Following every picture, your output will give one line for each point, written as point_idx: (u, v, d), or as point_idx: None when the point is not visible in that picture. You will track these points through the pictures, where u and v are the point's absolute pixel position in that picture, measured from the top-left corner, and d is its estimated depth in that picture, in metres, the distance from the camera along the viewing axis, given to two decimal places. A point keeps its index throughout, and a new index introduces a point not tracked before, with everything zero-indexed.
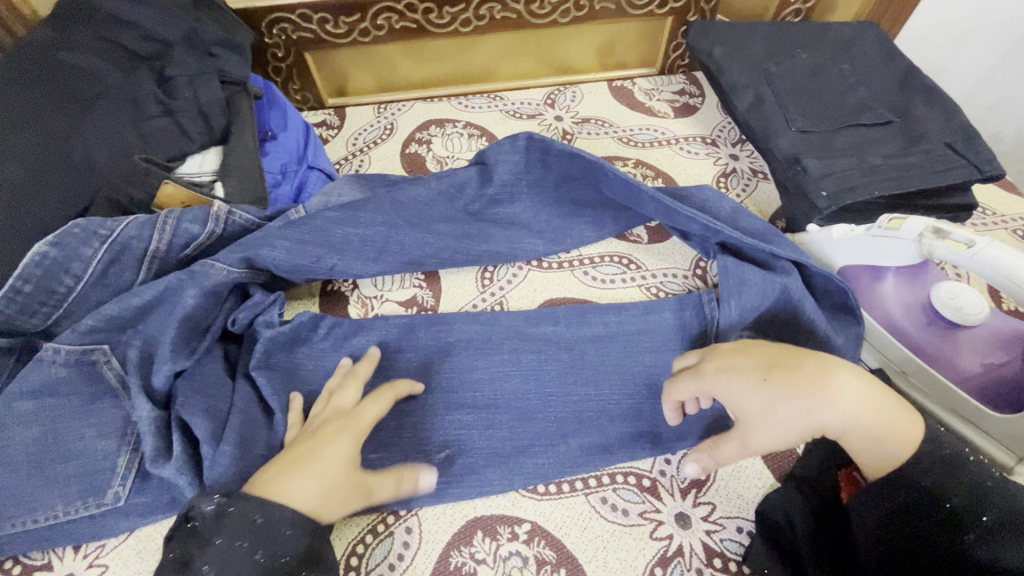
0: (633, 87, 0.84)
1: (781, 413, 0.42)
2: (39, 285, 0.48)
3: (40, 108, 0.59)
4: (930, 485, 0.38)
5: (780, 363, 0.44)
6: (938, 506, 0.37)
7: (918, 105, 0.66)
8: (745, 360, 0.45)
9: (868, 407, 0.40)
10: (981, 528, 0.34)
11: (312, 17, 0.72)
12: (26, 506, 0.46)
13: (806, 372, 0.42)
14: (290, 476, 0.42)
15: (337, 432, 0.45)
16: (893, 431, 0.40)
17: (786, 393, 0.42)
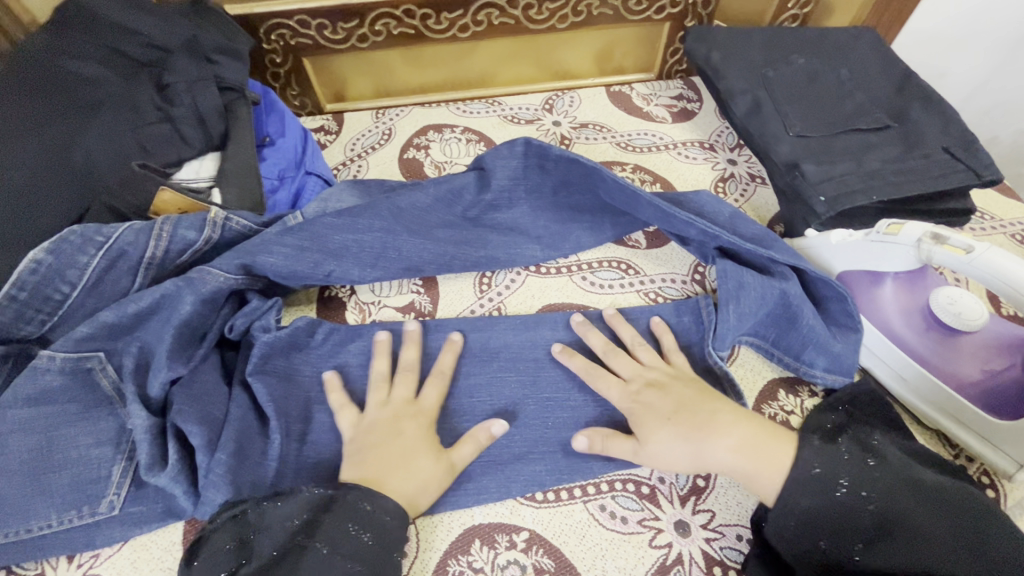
0: (631, 92, 0.84)
1: (673, 441, 0.47)
2: (34, 292, 0.48)
3: (37, 114, 0.59)
4: (833, 522, 0.42)
5: (681, 403, 0.49)
6: (837, 535, 0.42)
7: (915, 110, 0.66)
8: (653, 395, 0.51)
9: (746, 452, 0.46)
10: (878, 546, 0.40)
11: (310, 23, 0.72)
12: (18, 515, 0.45)
13: (699, 413, 0.48)
14: (394, 476, 0.46)
15: (418, 428, 0.50)
16: (761, 481, 0.45)
17: (679, 428, 0.48)
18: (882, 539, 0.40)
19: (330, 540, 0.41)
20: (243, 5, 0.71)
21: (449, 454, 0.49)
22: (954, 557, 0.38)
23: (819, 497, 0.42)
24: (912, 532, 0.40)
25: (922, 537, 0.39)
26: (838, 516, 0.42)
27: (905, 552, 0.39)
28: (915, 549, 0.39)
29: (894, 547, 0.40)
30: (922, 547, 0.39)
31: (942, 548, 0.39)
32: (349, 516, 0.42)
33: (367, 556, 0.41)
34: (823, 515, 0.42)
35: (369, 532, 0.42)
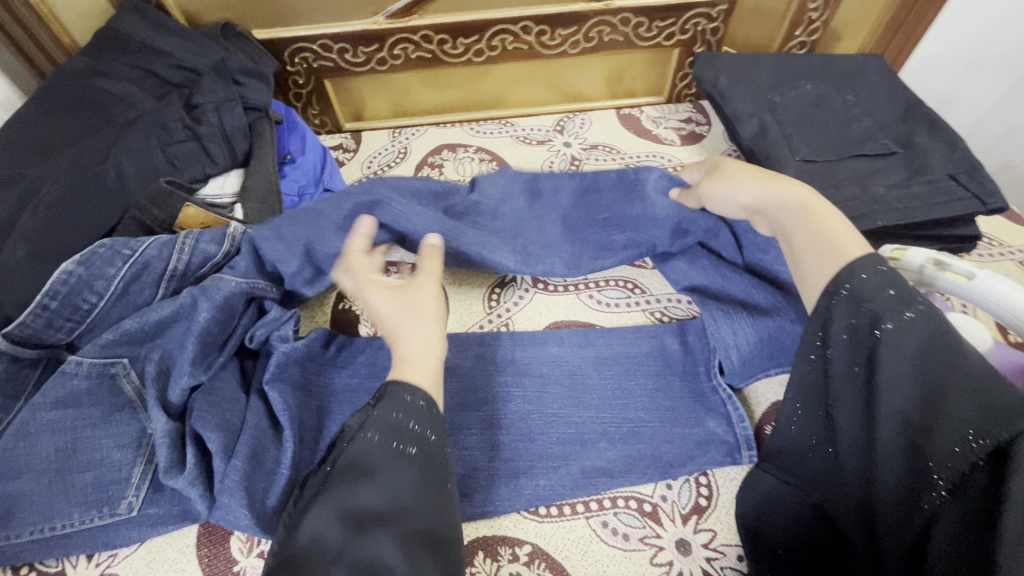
0: (641, 114, 0.85)
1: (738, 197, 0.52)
2: (64, 302, 0.50)
3: (78, 133, 0.63)
4: (860, 320, 0.37)
5: (763, 174, 0.51)
6: (867, 318, 0.36)
7: (921, 136, 0.67)
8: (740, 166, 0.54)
9: (794, 207, 0.46)
10: (900, 335, 0.35)
11: (332, 47, 0.76)
12: (43, 514, 0.48)
13: (782, 179, 0.49)
14: (403, 343, 0.46)
15: (387, 292, 0.49)
16: (803, 232, 0.44)
17: (751, 185, 0.51)
18: (897, 350, 0.35)
19: (379, 428, 0.40)
20: (269, 31, 0.75)
21: (428, 284, 0.50)
22: (970, 389, 0.32)
23: (851, 299, 0.37)
24: (938, 355, 0.33)
25: (944, 364, 0.33)
26: (869, 322, 0.36)
27: (917, 371, 0.34)
28: (927, 374, 0.33)
29: (920, 346, 0.34)
30: (942, 369, 0.33)
31: (955, 377, 0.32)
32: (395, 406, 0.41)
33: (421, 439, 0.41)
34: (853, 315, 0.37)
35: (419, 423, 0.42)
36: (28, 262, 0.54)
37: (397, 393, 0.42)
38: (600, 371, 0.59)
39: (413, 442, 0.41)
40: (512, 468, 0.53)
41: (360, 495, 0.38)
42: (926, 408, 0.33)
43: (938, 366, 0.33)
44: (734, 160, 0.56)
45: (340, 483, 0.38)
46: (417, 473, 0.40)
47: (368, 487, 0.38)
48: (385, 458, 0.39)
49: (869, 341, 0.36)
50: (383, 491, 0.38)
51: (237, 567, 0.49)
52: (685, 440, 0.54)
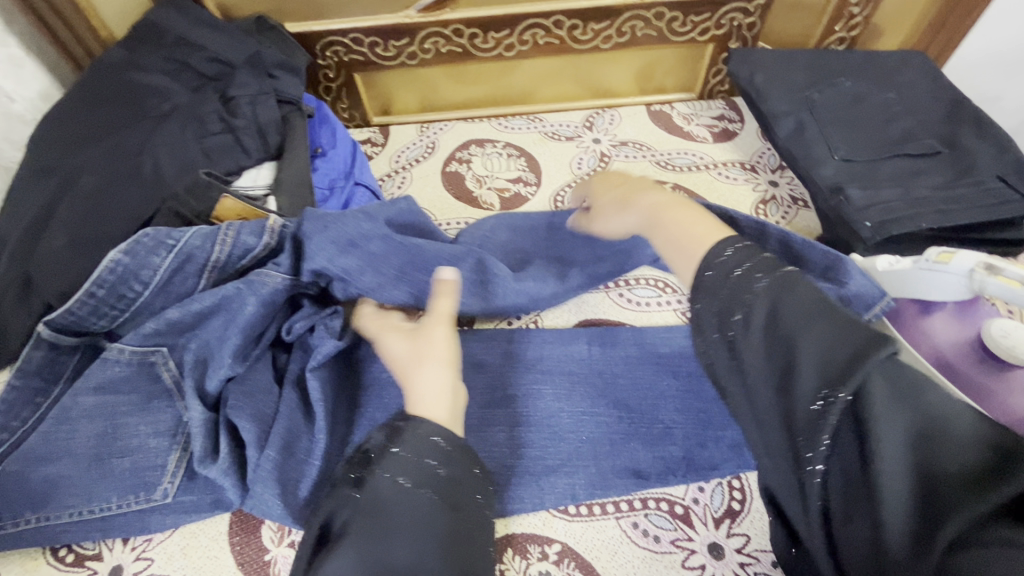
0: (672, 111, 0.84)
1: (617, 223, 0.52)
2: (110, 290, 0.50)
3: (115, 124, 0.64)
4: (713, 307, 0.36)
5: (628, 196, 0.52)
6: (720, 302, 0.36)
7: (966, 136, 0.65)
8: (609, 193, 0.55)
9: (647, 220, 0.47)
10: (748, 312, 0.34)
11: (363, 41, 0.76)
12: (83, 497, 0.49)
13: (638, 185, 0.52)
14: (412, 387, 0.47)
15: (407, 335, 0.52)
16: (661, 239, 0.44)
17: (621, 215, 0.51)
18: (750, 327, 0.34)
19: (403, 470, 0.39)
20: (302, 25, 0.75)
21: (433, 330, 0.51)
22: (817, 349, 0.31)
23: (707, 291, 0.37)
24: (783, 324, 0.32)
25: (785, 335, 0.32)
26: (727, 308, 0.35)
27: (771, 344, 0.33)
28: (775, 346, 0.32)
29: (764, 321, 0.33)
30: (791, 337, 0.32)
31: (799, 346, 0.31)
32: (414, 449, 0.40)
33: (444, 483, 0.40)
34: (713, 304, 0.36)
35: (444, 468, 0.40)
36: (69, 251, 0.55)
37: (414, 430, 0.42)
38: (630, 371, 0.58)
39: (439, 488, 0.39)
40: (541, 468, 0.52)
41: (388, 552, 0.36)
42: (783, 385, 0.32)
43: (785, 340, 0.32)
44: (604, 187, 0.58)
45: (366, 537, 0.36)
46: (446, 523, 0.38)
47: (396, 543, 0.36)
48: (410, 508, 0.38)
49: (727, 326, 0.35)
50: (412, 549, 0.36)
51: (269, 555, 0.50)
52: (718, 443, 0.53)
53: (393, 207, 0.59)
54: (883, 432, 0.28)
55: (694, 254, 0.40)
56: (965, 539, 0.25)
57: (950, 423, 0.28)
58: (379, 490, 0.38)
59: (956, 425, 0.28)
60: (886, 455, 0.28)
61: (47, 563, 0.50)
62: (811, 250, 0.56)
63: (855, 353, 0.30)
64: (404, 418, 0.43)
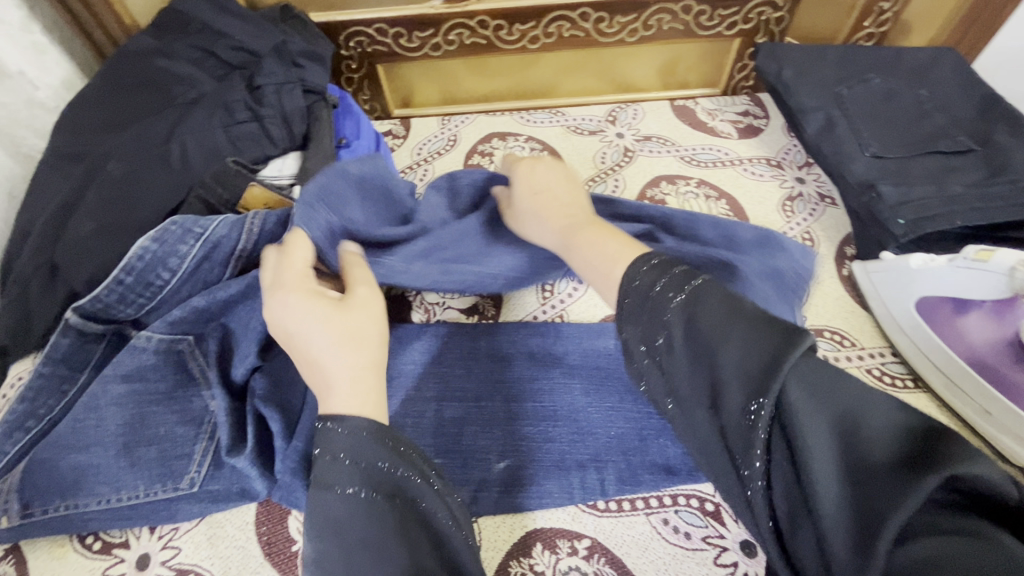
0: (696, 106, 0.83)
1: (533, 218, 0.53)
2: (138, 278, 0.50)
3: (141, 113, 0.63)
4: (638, 329, 0.36)
5: (556, 195, 0.53)
6: (642, 326, 0.36)
7: (1001, 134, 0.64)
8: (536, 181, 0.55)
9: (566, 223, 0.50)
10: (669, 332, 0.34)
11: (387, 31, 0.75)
12: (112, 485, 0.49)
13: (563, 206, 0.52)
14: (330, 368, 0.41)
15: (318, 302, 0.43)
16: (578, 255, 0.47)
17: (541, 212, 0.53)
18: (674, 344, 0.34)
19: (355, 478, 0.36)
20: (328, 14, 0.74)
21: (358, 306, 0.44)
22: (737, 358, 0.30)
23: (632, 313, 0.37)
24: (704, 337, 0.32)
25: (704, 348, 0.32)
26: (652, 329, 0.35)
27: (695, 356, 0.33)
28: (699, 360, 0.32)
29: (683, 337, 0.33)
30: (713, 350, 0.32)
31: (718, 357, 0.31)
32: (353, 452, 0.37)
33: (394, 486, 0.37)
34: (637, 326, 0.36)
35: (394, 462, 0.38)
36: (97, 238, 0.55)
37: (345, 432, 0.38)
38: None
39: (389, 489, 0.36)
40: (571, 464, 0.52)
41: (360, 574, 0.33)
42: (713, 397, 0.31)
43: (705, 352, 0.32)
44: (528, 169, 0.56)
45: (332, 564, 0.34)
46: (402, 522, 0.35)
47: (358, 565, 0.33)
48: (367, 518, 0.35)
49: (655, 347, 0.35)
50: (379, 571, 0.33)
51: (295, 546, 0.50)
52: None
53: (360, 159, 0.55)
54: (808, 432, 0.27)
55: (613, 273, 0.42)
56: (906, 534, 0.24)
57: (877, 415, 0.27)
58: (336, 500, 0.36)
59: (881, 415, 0.27)
60: (817, 457, 0.27)
61: (74, 550, 0.50)
62: (742, 228, 0.61)
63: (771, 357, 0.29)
64: (330, 418, 0.39)
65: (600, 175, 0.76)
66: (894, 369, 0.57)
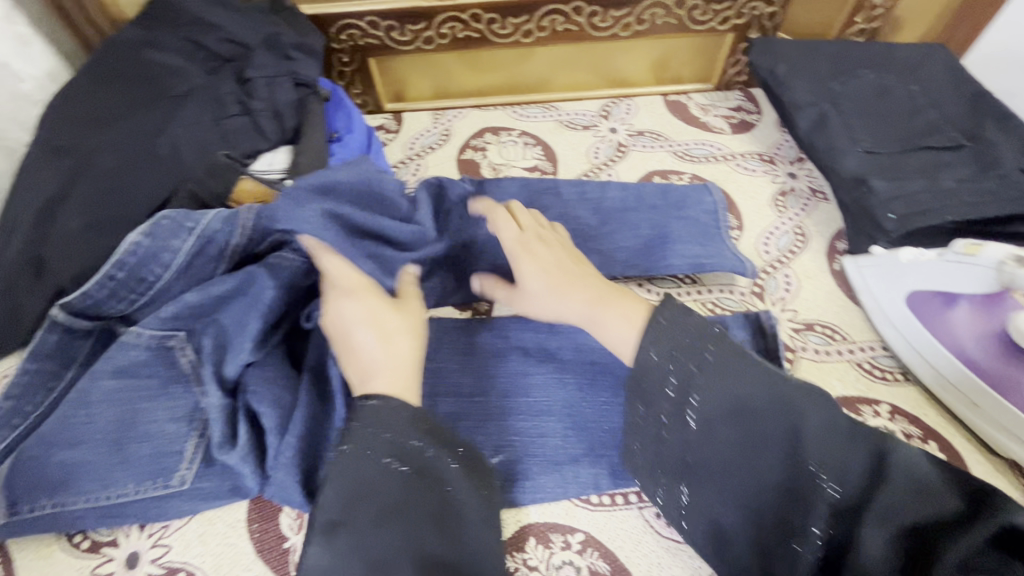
0: (689, 101, 0.83)
1: (545, 294, 0.50)
2: (130, 274, 0.49)
3: (128, 105, 0.62)
4: (673, 392, 0.39)
5: (567, 269, 0.51)
6: (678, 389, 0.39)
7: (990, 129, 0.65)
8: (544, 254, 0.51)
9: (596, 302, 0.48)
10: (717, 396, 0.38)
11: (379, 24, 0.75)
12: (101, 483, 0.48)
13: (575, 274, 0.50)
14: (376, 357, 0.44)
15: (378, 302, 0.48)
16: (602, 321, 0.47)
17: (557, 287, 0.50)
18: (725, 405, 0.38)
19: (393, 452, 0.39)
20: (319, 6, 0.74)
21: (409, 305, 0.50)
22: (768, 423, 0.37)
23: (655, 386, 0.40)
24: (753, 401, 0.37)
25: (759, 410, 0.37)
26: (679, 399, 0.39)
27: (753, 417, 0.37)
28: (758, 420, 0.37)
29: (736, 400, 0.38)
30: (748, 417, 0.37)
31: (782, 420, 0.36)
32: (390, 425, 0.39)
33: (421, 462, 0.39)
34: (674, 389, 0.39)
35: (430, 446, 0.40)
36: (86, 233, 0.54)
37: (387, 407, 0.40)
38: None
39: (419, 465, 0.39)
40: (565, 460, 0.52)
41: (381, 539, 0.36)
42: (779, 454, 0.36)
43: (763, 415, 0.37)
44: (527, 237, 0.53)
45: (354, 523, 0.36)
46: (427, 498, 0.38)
47: (382, 528, 0.36)
48: (389, 489, 0.37)
49: (687, 419, 0.39)
50: (403, 538, 0.36)
51: (288, 543, 0.50)
52: None
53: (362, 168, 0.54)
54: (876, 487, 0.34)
55: (629, 338, 0.44)
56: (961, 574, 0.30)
57: (923, 474, 0.33)
58: (364, 469, 0.38)
59: (923, 474, 0.34)
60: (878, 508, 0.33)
61: (63, 549, 0.49)
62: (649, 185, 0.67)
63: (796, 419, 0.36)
64: (377, 394, 0.41)
65: (594, 170, 0.76)
66: (885, 363, 0.57)
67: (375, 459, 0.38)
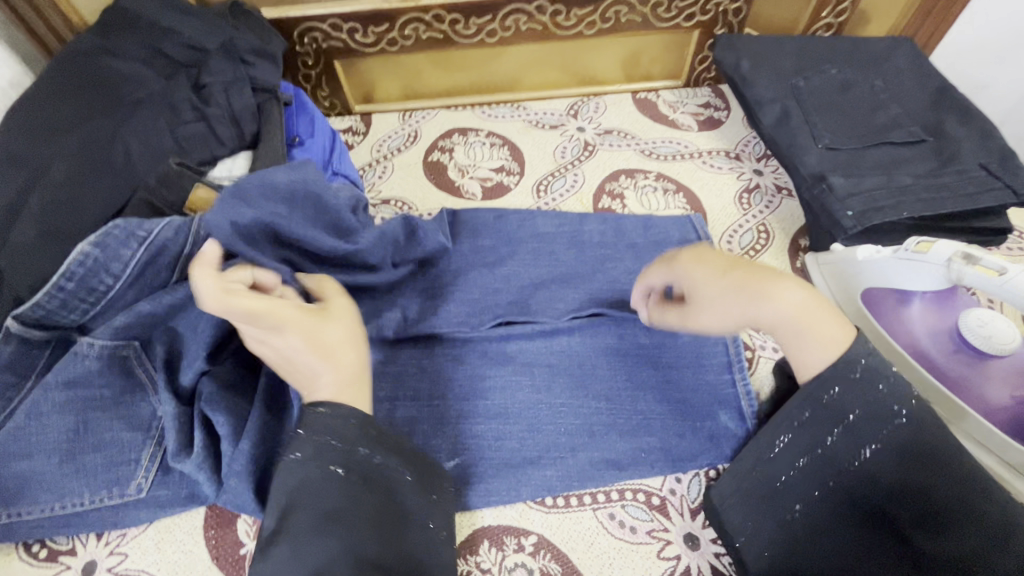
0: (658, 99, 0.83)
1: (724, 307, 0.45)
2: (79, 285, 0.48)
3: (86, 113, 0.62)
4: (859, 414, 0.40)
5: (745, 274, 0.45)
6: (871, 415, 0.39)
7: (952, 123, 0.65)
8: (712, 262, 0.47)
9: (799, 321, 0.43)
10: (898, 440, 0.38)
11: (341, 27, 0.74)
12: (55, 493, 0.48)
13: (762, 279, 0.44)
14: (324, 373, 0.43)
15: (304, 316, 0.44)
16: (807, 345, 0.42)
17: (738, 297, 0.44)
18: (896, 445, 0.38)
19: (337, 458, 0.41)
20: (280, 10, 0.73)
21: (340, 313, 0.47)
22: (928, 481, 0.36)
23: (842, 407, 0.41)
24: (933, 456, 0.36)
25: (939, 472, 0.36)
26: (860, 422, 0.40)
27: (929, 473, 0.36)
28: (928, 476, 0.36)
29: (916, 454, 0.37)
30: (912, 462, 0.37)
31: (958, 491, 0.35)
32: (334, 433, 0.42)
33: (365, 469, 0.41)
34: (864, 402, 0.40)
35: (376, 453, 0.42)
36: (38, 242, 0.53)
37: (336, 415, 0.42)
38: (611, 363, 0.57)
39: (364, 472, 0.41)
40: (520, 464, 0.52)
41: (320, 544, 0.37)
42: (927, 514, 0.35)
43: (935, 481, 0.36)
44: (692, 249, 0.49)
45: (296, 525, 0.38)
46: (374, 502, 0.40)
47: (324, 532, 0.38)
48: (330, 496, 0.39)
49: (862, 445, 0.39)
50: (344, 540, 0.38)
51: (243, 550, 0.50)
52: (697, 433, 0.53)
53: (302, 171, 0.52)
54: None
55: (818, 357, 0.42)
56: None
57: None
58: (307, 474, 0.40)
59: None
60: None
61: (19, 558, 0.50)
62: None
63: (964, 501, 0.35)
64: (326, 401, 0.43)
65: (560, 170, 0.76)
66: None
67: (319, 466, 0.40)
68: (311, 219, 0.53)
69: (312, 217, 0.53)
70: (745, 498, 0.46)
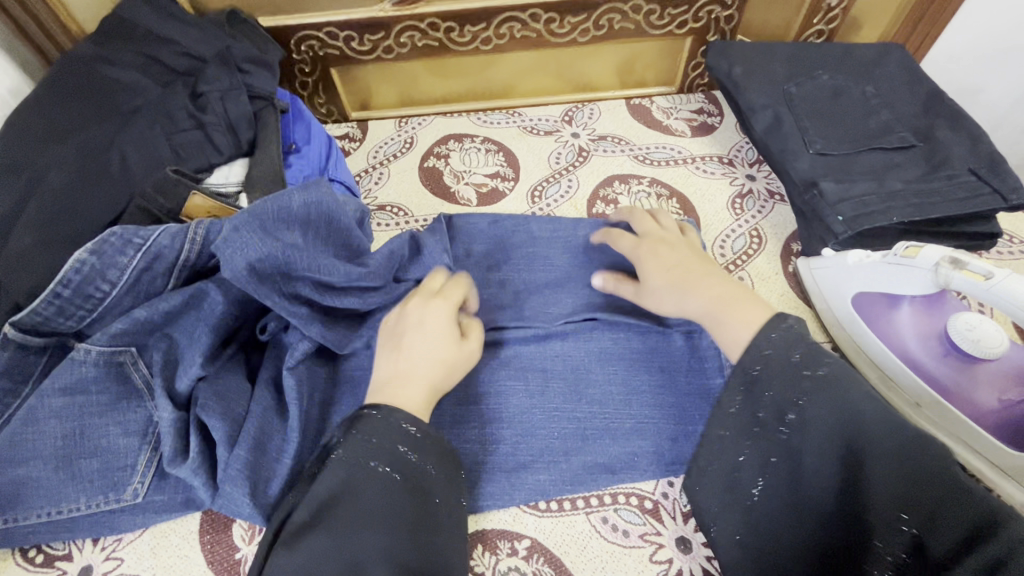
0: (651, 105, 0.84)
1: (663, 288, 0.52)
2: (76, 291, 0.49)
3: (84, 121, 0.62)
4: (788, 397, 0.39)
5: (683, 263, 0.52)
6: (788, 387, 0.39)
7: (942, 129, 0.65)
8: (662, 249, 0.55)
9: (717, 304, 0.47)
10: (834, 404, 0.37)
11: (338, 35, 0.75)
12: (51, 499, 0.48)
13: (698, 271, 0.51)
14: (416, 386, 0.46)
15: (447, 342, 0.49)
16: (730, 328, 0.45)
17: (673, 282, 0.51)
18: (835, 413, 0.37)
19: (377, 455, 0.41)
20: (277, 19, 0.74)
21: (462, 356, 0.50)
22: (877, 443, 0.35)
23: (768, 388, 0.40)
24: (867, 414, 0.36)
25: (880, 433, 0.35)
26: (793, 402, 0.38)
27: (871, 436, 0.36)
28: (871, 438, 0.36)
29: (857, 417, 0.36)
30: (854, 426, 0.36)
31: (906, 452, 0.34)
32: (375, 432, 0.42)
33: (409, 469, 0.42)
34: (791, 384, 0.39)
35: (413, 451, 0.42)
36: (36, 249, 0.54)
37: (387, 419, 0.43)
38: (603, 366, 0.57)
39: (404, 469, 0.41)
40: (513, 468, 0.52)
41: (358, 540, 0.38)
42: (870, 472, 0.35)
43: (876, 439, 0.35)
44: (654, 236, 0.57)
45: (331, 522, 0.39)
46: (411, 501, 0.41)
47: (366, 529, 0.38)
48: (368, 492, 0.40)
49: (787, 420, 0.39)
50: (380, 536, 0.38)
51: (238, 554, 0.51)
52: (689, 437, 0.54)
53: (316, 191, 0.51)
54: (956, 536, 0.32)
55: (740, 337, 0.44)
56: None
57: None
58: (348, 469, 0.40)
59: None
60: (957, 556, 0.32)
61: (16, 563, 0.51)
62: None
63: (905, 453, 0.35)
64: (377, 405, 0.44)
65: (555, 175, 0.76)
66: None
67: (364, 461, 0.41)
68: (323, 240, 0.52)
69: (324, 237, 0.52)
70: (711, 497, 0.42)
